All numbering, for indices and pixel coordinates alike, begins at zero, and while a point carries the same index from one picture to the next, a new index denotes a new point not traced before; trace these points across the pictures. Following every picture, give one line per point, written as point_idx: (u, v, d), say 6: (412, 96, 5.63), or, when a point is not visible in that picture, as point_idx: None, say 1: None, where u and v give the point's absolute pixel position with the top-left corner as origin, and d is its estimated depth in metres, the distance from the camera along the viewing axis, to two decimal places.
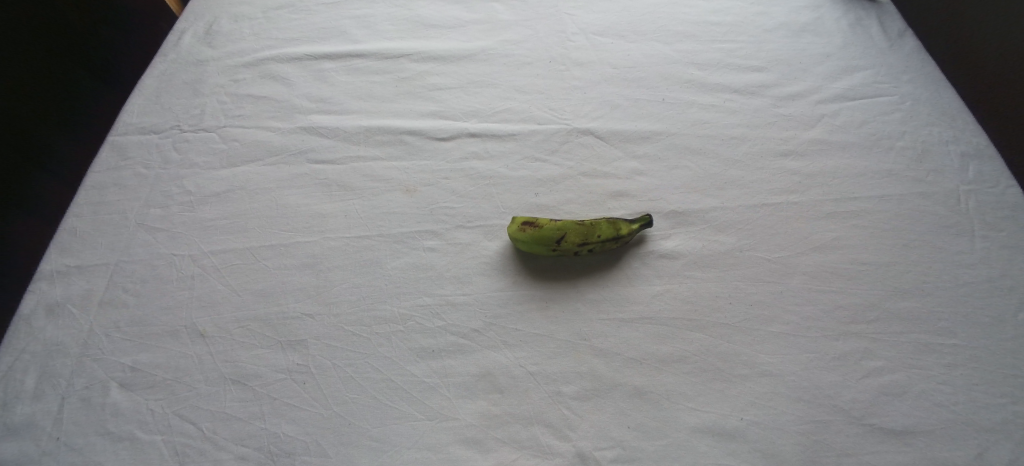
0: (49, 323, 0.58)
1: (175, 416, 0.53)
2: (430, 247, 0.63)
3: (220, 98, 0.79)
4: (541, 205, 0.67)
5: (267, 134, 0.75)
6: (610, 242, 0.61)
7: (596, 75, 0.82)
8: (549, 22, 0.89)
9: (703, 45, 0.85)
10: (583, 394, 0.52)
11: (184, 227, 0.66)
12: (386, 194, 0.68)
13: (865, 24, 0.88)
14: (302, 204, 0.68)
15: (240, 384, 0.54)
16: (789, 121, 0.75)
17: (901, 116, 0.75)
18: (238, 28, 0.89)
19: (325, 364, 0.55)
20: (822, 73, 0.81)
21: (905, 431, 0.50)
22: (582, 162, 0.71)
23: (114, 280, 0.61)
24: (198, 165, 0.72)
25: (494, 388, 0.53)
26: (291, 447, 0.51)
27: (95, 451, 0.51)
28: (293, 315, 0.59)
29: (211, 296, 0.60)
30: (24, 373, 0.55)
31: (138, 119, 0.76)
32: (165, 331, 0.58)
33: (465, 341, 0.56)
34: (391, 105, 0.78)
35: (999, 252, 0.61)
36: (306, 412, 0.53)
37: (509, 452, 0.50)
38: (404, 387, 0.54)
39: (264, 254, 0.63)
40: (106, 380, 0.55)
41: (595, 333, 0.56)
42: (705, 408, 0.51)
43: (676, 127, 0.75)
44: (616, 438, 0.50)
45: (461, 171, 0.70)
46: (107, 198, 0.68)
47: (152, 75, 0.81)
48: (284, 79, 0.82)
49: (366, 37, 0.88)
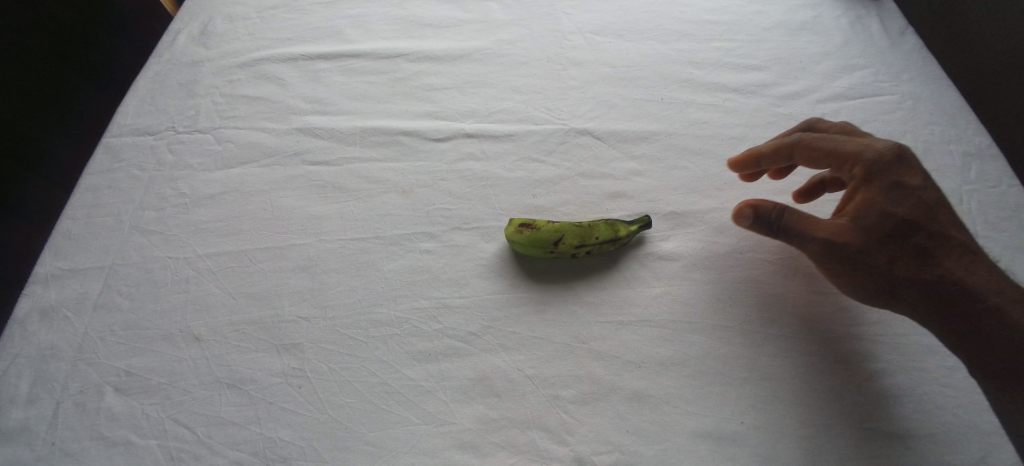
0: (43, 327, 0.58)
1: (170, 421, 0.52)
2: (426, 250, 0.62)
3: (215, 99, 0.79)
4: (537, 206, 0.67)
5: (261, 136, 0.75)
6: (608, 244, 0.60)
7: (593, 75, 0.81)
8: (545, 22, 0.88)
9: (701, 44, 0.85)
10: (581, 398, 0.52)
11: (178, 230, 0.65)
12: (382, 196, 0.68)
13: (864, 21, 0.87)
14: (297, 206, 0.67)
15: (236, 388, 0.54)
16: (789, 120, 0.74)
17: (901, 116, 0.74)
18: (233, 28, 0.89)
19: (319, 368, 0.55)
20: (821, 71, 0.80)
21: (907, 435, 0.49)
22: (579, 163, 0.71)
23: (108, 284, 0.61)
24: (193, 166, 0.71)
25: (492, 392, 0.52)
26: (286, 452, 0.50)
27: (91, 456, 0.51)
28: (289, 319, 0.58)
29: (206, 300, 0.60)
30: (18, 377, 0.55)
31: (132, 121, 0.75)
32: (159, 335, 0.58)
33: (462, 345, 0.55)
34: (387, 106, 0.78)
35: (1001, 253, 0.60)
36: (302, 416, 0.52)
37: (506, 456, 0.49)
38: (400, 392, 0.53)
39: (259, 257, 0.63)
40: (101, 385, 0.54)
41: (593, 337, 0.56)
42: (704, 412, 0.51)
43: (674, 127, 0.74)
44: (615, 443, 0.50)
45: (457, 172, 0.70)
46: (102, 200, 0.67)
47: (146, 76, 0.81)
48: (278, 80, 0.81)
49: (361, 37, 0.87)
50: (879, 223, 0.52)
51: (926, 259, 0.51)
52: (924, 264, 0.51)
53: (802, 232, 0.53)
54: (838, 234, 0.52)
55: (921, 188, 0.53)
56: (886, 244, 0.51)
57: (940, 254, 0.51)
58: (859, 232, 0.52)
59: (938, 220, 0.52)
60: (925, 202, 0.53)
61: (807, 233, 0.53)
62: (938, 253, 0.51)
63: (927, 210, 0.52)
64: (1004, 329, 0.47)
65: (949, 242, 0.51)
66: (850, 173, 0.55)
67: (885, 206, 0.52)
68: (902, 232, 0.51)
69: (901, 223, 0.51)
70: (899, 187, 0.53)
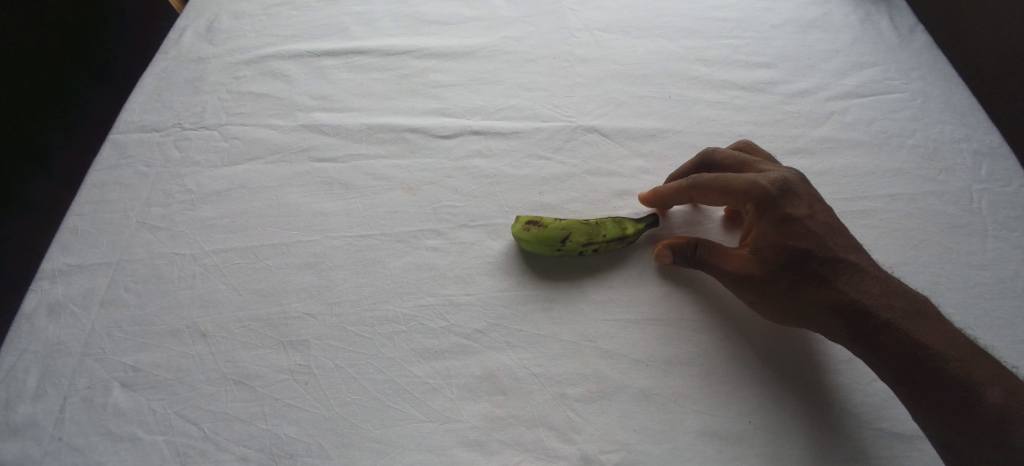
0: (51, 322, 0.58)
1: (176, 416, 0.53)
2: (432, 247, 0.62)
3: (221, 95, 0.79)
4: (544, 203, 0.67)
5: (268, 132, 0.74)
6: (615, 242, 0.60)
7: (600, 72, 0.80)
8: (552, 19, 0.88)
9: (709, 41, 0.84)
10: (587, 396, 0.52)
11: (185, 227, 0.65)
12: (388, 193, 0.68)
13: (874, 19, 0.86)
14: (303, 202, 0.67)
15: (242, 384, 0.54)
16: (799, 118, 0.74)
17: (912, 114, 0.73)
18: (239, 24, 0.89)
19: (326, 364, 0.55)
20: (830, 69, 0.80)
21: (916, 435, 0.49)
22: (586, 161, 0.70)
23: (115, 280, 0.61)
24: (199, 163, 0.71)
25: (498, 390, 0.52)
26: (292, 449, 0.50)
27: (98, 451, 0.51)
28: (295, 315, 0.58)
29: (213, 296, 0.60)
30: (25, 373, 0.55)
31: (139, 117, 0.75)
32: (166, 331, 0.58)
33: (468, 342, 0.55)
34: (393, 103, 0.77)
35: (1012, 253, 0.59)
36: (308, 412, 0.52)
37: (512, 455, 0.49)
38: (406, 389, 0.53)
39: (265, 254, 0.63)
40: (108, 380, 0.55)
41: (599, 335, 0.55)
42: (711, 412, 0.50)
43: (681, 125, 0.74)
44: (621, 442, 0.49)
45: (464, 169, 0.70)
46: (110, 196, 0.68)
47: (153, 72, 0.81)
48: (285, 77, 0.81)
49: (367, 34, 0.87)
50: (772, 255, 0.52)
51: (821, 286, 0.51)
52: (820, 289, 0.51)
53: (709, 267, 0.56)
54: (734, 269, 0.54)
55: (808, 217, 0.53)
56: (779, 276, 0.52)
57: (834, 278, 0.51)
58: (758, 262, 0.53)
59: (832, 245, 0.52)
60: (815, 228, 0.53)
61: (713, 268, 0.55)
62: (832, 277, 0.51)
63: (819, 237, 0.52)
64: (896, 345, 0.46)
65: (843, 265, 0.51)
66: (743, 207, 0.55)
67: (777, 238, 0.53)
68: (796, 262, 0.52)
69: (795, 252, 0.52)
70: (787, 218, 0.53)
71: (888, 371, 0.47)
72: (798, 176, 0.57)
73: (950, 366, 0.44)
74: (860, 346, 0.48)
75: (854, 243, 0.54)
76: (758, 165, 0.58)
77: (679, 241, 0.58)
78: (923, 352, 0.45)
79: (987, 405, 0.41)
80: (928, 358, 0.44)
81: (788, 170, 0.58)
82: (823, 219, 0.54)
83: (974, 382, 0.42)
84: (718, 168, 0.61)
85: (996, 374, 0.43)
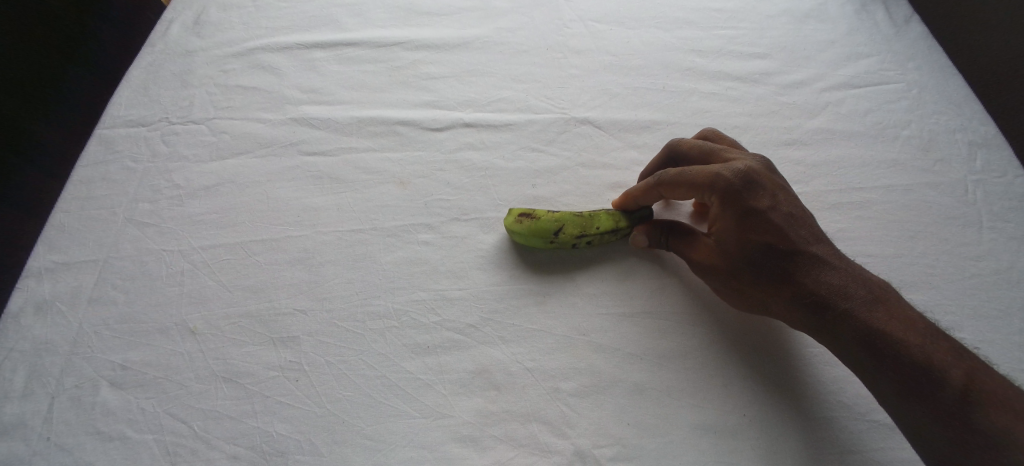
0: (38, 322, 0.57)
1: (166, 415, 0.52)
2: (424, 241, 0.62)
3: (210, 89, 0.77)
4: (537, 196, 0.66)
5: (257, 126, 0.73)
6: (609, 235, 0.59)
7: (594, 63, 0.79)
8: (545, 9, 0.86)
9: (705, 32, 0.83)
10: (582, 390, 0.51)
11: (173, 223, 0.64)
12: (379, 187, 0.67)
13: (869, 9, 0.86)
14: (293, 197, 0.66)
15: (232, 382, 0.53)
16: (794, 109, 0.73)
17: (907, 105, 0.73)
18: (227, 17, 0.87)
19: (317, 361, 0.54)
20: (826, 59, 0.79)
21: None
22: (579, 153, 0.70)
23: (102, 278, 0.60)
24: (188, 158, 0.70)
25: (491, 385, 0.52)
26: (283, 447, 0.50)
27: (87, 451, 0.50)
28: (285, 311, 0.57)
29: (202, 293, 0.59)
30: (13, 372, 0.54)
31: (125, 112, 0.74)
32: (155, 329, 0.57)
33: (460, 337, 0.55)
34: (384, 95, 0.76)
35: (1006, 245, 0.59)
36: (299, 410, 0.51)
37: (506, 450, 0.49)
38: (398, 385, 0.52)
39: (255, 250, 0.62)
40: (96, 379, 0.54)
41: (592, 329, 0.55)
42: (706, 405, 0.50)
43: (676, 116, 0.73)
44: (616, 436, 0.49)
45: (456, 163, 0.69)
46: (96, 193, 0.66)
47: (139, 66, 0.79)
48: (274, 70, 0.80)
49: (357, 26, 0.85)
50: (736, 249, 0.52)
51: (784, 278, 0.50)
52: (783, 282, 0.50)
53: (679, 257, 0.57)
54: (701, 259, 0.55)
55: (771, 209, 0.52)
56: (743, 270, 0.52)
57: (796, 271, 0.50)
58: (722, 255, 0.53)
59: (794, 238, 0.51)
60: (779, 220, 0.52)
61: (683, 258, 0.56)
62: (795, 270, 0.50)
63: (782, 230, 0.51)
64: (857, 335, 0.46)
65: (805, 257, 0.50)
66: (709, 200, 0.54)
67: (740, 232, 0.52)
68: (759, 256, 0.51)
69: (758, 247, 0.51)
70: (751, 211, 0.52)
71: (852, 359, 0.47)
72: (762, 165, 0.55)
73: (911, 353, 0.43)
74: (824, 337, 0.48)
75: (819, 231, 0.53)
76: (724, 155, 0.56)
77: (653, 227, 0.59)
78: (883, 340, 0.45)
79: (949, 391, 0.42)
80: (888, 347, 0.44)
81: (753, 159, 0.56)
82: (788, 208, 0.53)
83: (935, 367, 0.42)
84: (685, 159, 0.60)
85: (956, 358, 0.43)
